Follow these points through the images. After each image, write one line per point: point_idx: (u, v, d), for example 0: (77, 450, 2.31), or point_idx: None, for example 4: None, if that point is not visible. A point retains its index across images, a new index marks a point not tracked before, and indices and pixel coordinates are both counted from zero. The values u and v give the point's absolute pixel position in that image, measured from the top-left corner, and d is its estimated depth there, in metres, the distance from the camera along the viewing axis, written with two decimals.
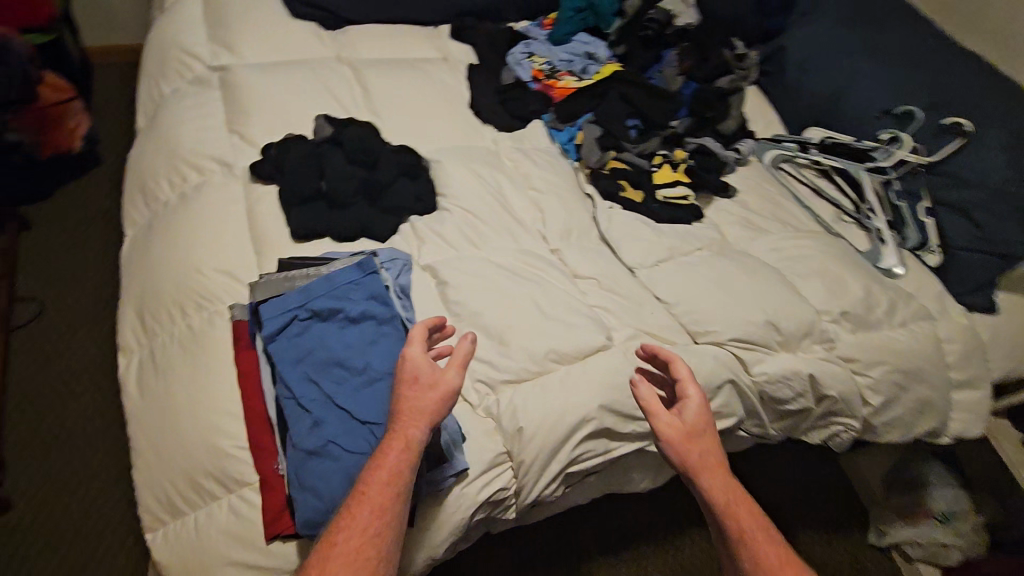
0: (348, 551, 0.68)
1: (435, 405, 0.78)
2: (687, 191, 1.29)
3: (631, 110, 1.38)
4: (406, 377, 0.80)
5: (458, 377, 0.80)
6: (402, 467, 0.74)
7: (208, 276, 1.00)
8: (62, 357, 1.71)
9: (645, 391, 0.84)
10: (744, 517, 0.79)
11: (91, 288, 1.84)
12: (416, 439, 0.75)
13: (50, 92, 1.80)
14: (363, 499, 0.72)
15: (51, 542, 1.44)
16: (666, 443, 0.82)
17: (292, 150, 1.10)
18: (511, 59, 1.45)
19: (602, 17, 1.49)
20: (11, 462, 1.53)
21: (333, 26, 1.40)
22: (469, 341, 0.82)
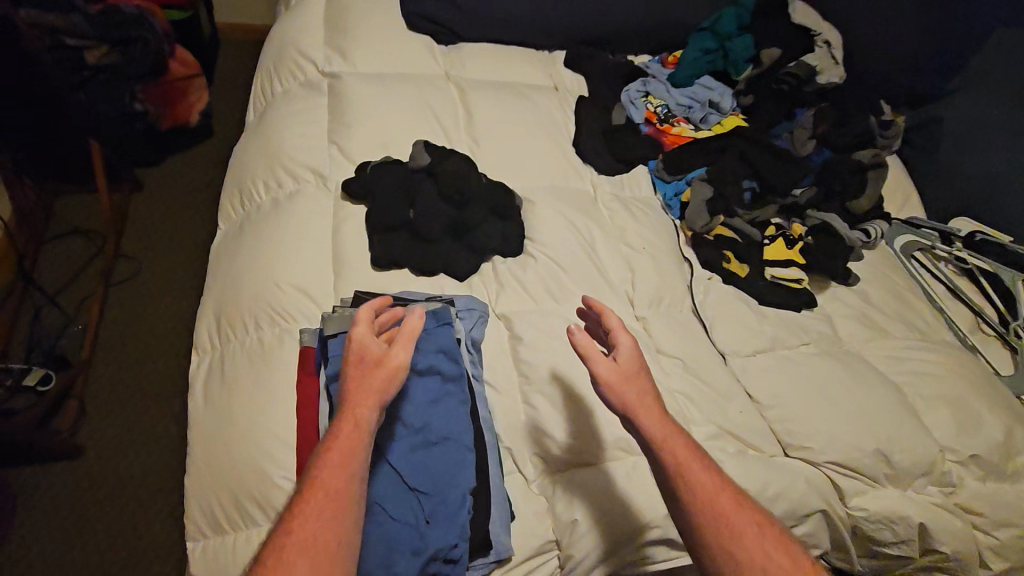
0: (303, 539, 0.62)
1: (385, 381, 0.74)
2: (802, 273, 1.15)
3: (749, 170, 1.24)
4: (352, 360, 0.76)
5: (406, 353, 0.77)
6: (355, 451, 0.69)
7: (284, 292, 0.99)
8: (149, 318, 1.80)
9: (583, 336, 0.79)
10: (686, 455, 0.74)
11: (185, 255, 1.93)
12: (367, 419, 0.72)
13: (178, 66, 1.89)
14: (315, 485, 0.66)
15: (117, 493, 1.56)
16: (604, 384, 0.78)
17: (387, 173, 1.06)
18: (625, 97, 1.35)
19: (734, 63, 1.34)
20: (91, 412, 1.64)
21: (448, 41, 1.36)
22: (417, 315, 0.80)
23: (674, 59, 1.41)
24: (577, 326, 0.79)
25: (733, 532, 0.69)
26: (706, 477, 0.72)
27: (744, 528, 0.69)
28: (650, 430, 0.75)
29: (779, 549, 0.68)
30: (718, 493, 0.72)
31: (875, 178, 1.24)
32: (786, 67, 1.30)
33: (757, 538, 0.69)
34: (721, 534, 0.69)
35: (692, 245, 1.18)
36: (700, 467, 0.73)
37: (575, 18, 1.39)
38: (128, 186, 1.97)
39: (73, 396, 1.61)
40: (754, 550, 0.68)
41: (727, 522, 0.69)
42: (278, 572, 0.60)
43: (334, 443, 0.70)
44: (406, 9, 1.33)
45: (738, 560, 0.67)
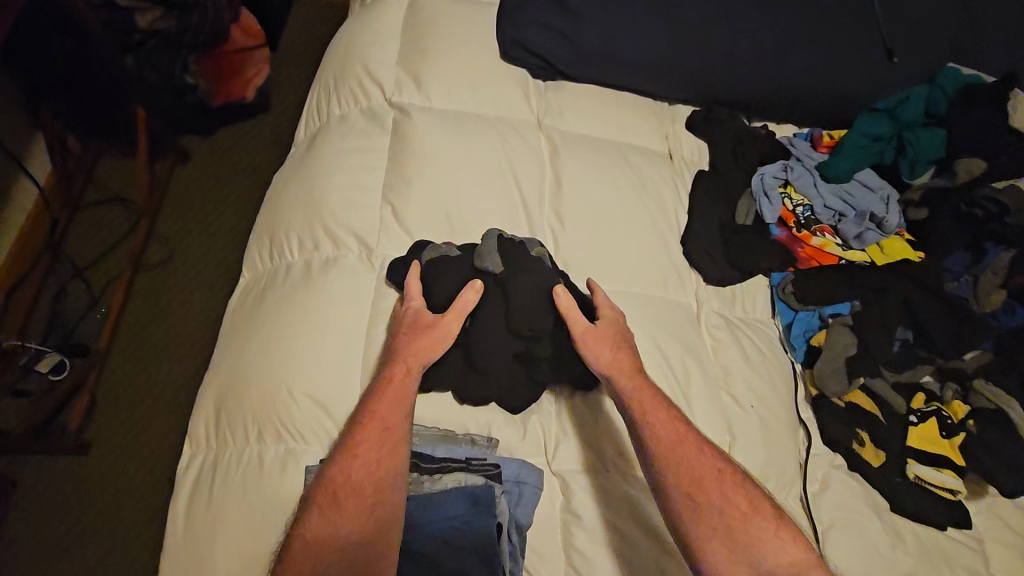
0: (363, 464, 0.71)
1: (435, 336, 0.79)
2: (959, 481, 0.87)
3: (907, 318, 0.95)
4: (406, 324, 0.81)
5: (455, 321, 0.81)
6: (408, 391, 0.76)
7: (298, 404, 0.80)
8: (179, 310, 1.60)
9: (566, 295, 0.82)
10: (651, 406, 0.78)
11: (225, 242, 1.70)
12: (417, 364, 0.78)
13: (241, 36, 1.69)
14: (373, 419, 0.73)
15: (115, 505, 1.40)
16: (579, 341, 0.81)
17: (444, 271, 0.84)
18: (758, 185, 1.05)
19: (914, 159, 1.03)
20: (101, 405, 1.49)
21: (547, 78, 1.09)
22: (474, 293, 0.82)
23: (828, 141, 1.11)
24: (559, 287, 0.83)
25: (694, 476, 0.74)
26: (670, 428, 0.76)
27: (704, 471, 0.74)
28: (628, 386, 0.79)
29: (738, 495, 0.74)
30: (682, 440, 0.76)
31: None
32: (989, 189, 0.98)
33: (716, 484, 0.74)
34: (680, 474, 0.74)
35: (813, 408, 0.92)
36: (665, 413, 0.78)
37: (714, 71, 1.09)
38: (173, 156, 1.72)
39: (84, 392, 1.45)
40: (712, 492, 0.73)
41: (693, 466, 0.74)
42: (346, 491, 0.70)
43: (388, 383, 0.76)
44: (504, 33, 1.07)
45: (696, 506, 0.72)
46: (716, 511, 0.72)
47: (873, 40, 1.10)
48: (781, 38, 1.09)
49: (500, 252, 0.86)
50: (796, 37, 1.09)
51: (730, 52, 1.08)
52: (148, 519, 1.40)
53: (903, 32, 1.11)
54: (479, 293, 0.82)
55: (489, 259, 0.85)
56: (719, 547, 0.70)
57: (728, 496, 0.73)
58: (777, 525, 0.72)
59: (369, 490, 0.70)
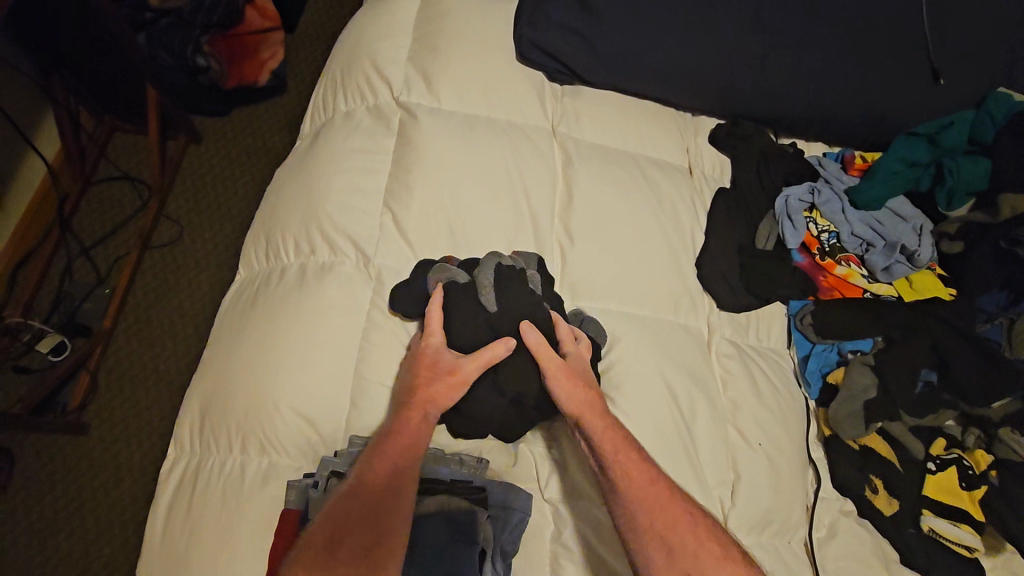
0: (364, 507, 0.65)
1: (452, 386, 0.75)
2: (976, 538, 0.82)
3: (933, 359, 0.90)
4: (424, 365, 0.76)
5: (477, 370, 0.77)
6: (420, 436, 0.72)
7: (282, 416, 0.77)
8: (180, 292, 1.53)
9: (534, 330, 0.79)
10: (620, 445, 0.74)
11: (232, 224, 1.62)
12: (433, 415, 0.74)
13: (256, 17, 1.63)
14: (379, 459, 0.69)
15: (113, 484, 1.33)
16: (549, 380, 0.76)
17: (463, 310, 0.80)
18: (782, 207, 0.99)
19: (953, 189, 0.96)
20: (100, 386, 1.41)
21: (564, 82, 1.04)
22: (505, 348, 0.77)
23: (861, 164, 1.04)
24: (527, 325, 0.79)
25: (666, 521, 0.70)
26: (641, 467, 0.73)
27: (676, 514, 0.71)
28: (592, 429, 0.74)
29: (708, 538, 0.70)
30: (651, 486, 0.72)
31: None
32: None
33: (687, 527, 0.71)
34: (645, 521, 0.70)
35: (825, 448, 0.87)
36: (633, 454, 0.73)
37: (744, 84, 1.03)
38: (183, 136, 1.64)
39: (85, 371, 1.37)
40: (684, 540, 0.69)
41: (663, 510, 0.71)
42: (342, 536, 0.63)
43: (401, 427, 0.72)
44: (523, 33, 1.01)
45: (670, 546, 0.69)
46: (691, 556, 0.69)
47: (916, 58, 1.03)
48: (817, 52, 1.02)
49: (497, 287, 0.81)
50: (833, 51, 1.02)
51: (761, 66, 1.02)
52: (142, 501, 1.33)
53: (949, 50, 1.03)
54: (512, 350, 0.78)
55: (486, 295, 0.80)
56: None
57: (701, 539, 0.70)
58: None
59: (366, 534, 0.63)
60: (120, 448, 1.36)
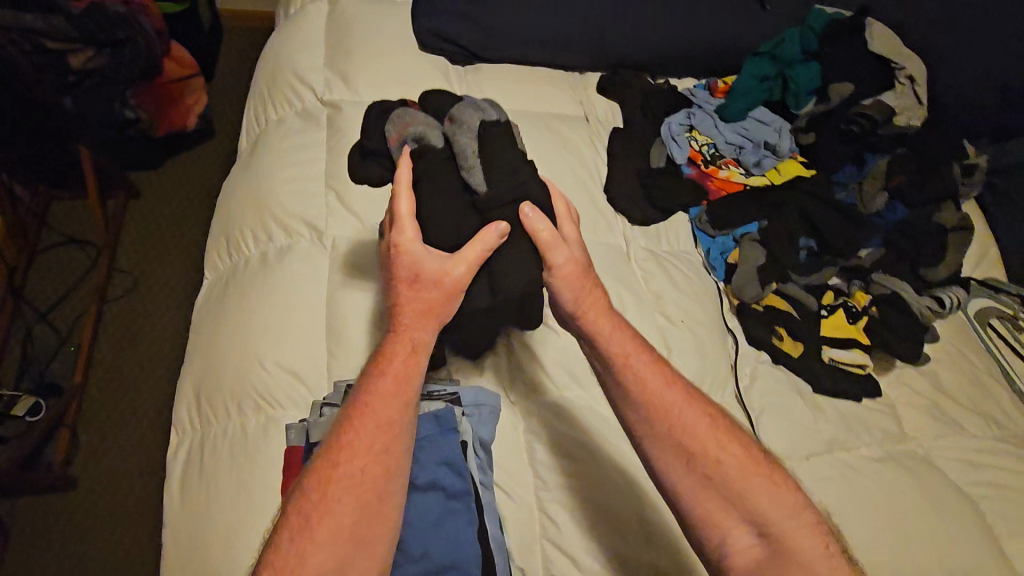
0: (349, 472, 0.65)
1: (443, 298, 0.72)
2: (866, 357, 1.00)
3: (808, 228, 1.09)
4: (406, 275, 0.72)
5: (467, 274, 0.73)
6: (410, 375, 0.70)
7: (270, 373, 0.87)
8: (147, 335, 1.56)
9: (535, 215, 0.74)
10: (625, 339, 0.75)
11: (185, 262, 1.67)
12: (422, 343, 0.72)
13: (174, 67, 1.68)
14: (366, 413, 0.67)
15: (112, 527, 1.34)
16: (556, 278, 0.76)
17: (439, 204, 0.76)
18: (666, 132, 1.17)
19: (797, 91, 1.16)
20: (82, 436, 1.42)
21: (465, 62, 1.19)
22: (496, 232, 0.74)
23: (723, 87, 1.24)
24: (527, 206, 0.74)
25: (682, 426, 0.71)
26: (655, 372, 0.73)
27: (694, 419, 0.71)
28: (593, 330, 0.76)
29: (731, 442, 0.71)
30: (670, 390, 0.73)
31: (956, 244, 1.08)
32: (858, 106, 1.14)
33: (710, 433, 0.71)
34: (665, 428, 0.71)
35: (739, 315, 1.03)
36: (646, 357, 0.74)
37: (616, 38, 1.22)
38: (123, 192, 1.70)
39: (66, 425, 1.38)
40: (711, 451, 0.70)
41: (683, 419, 0.71)
42: (326, 508, 0.63)
43: (387, 369, 0.70)
44: (421, 25, 1.17)
45: (688, 449, 0.70)
46: (712, 461, 0.69)
47: None
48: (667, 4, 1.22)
49: (485, 165, 0.78)
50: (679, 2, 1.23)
51: (624, 23, 1.22)
52: (144, 537, 1.34)
53: None
54: (501, 238, 0.74)
55: (472, 173, 0.77)
56: (714, 501, 0.68)
57: (722, 443, 0.70)
58: (785, 490, 0.68)
59: (352, 504, 0.64)
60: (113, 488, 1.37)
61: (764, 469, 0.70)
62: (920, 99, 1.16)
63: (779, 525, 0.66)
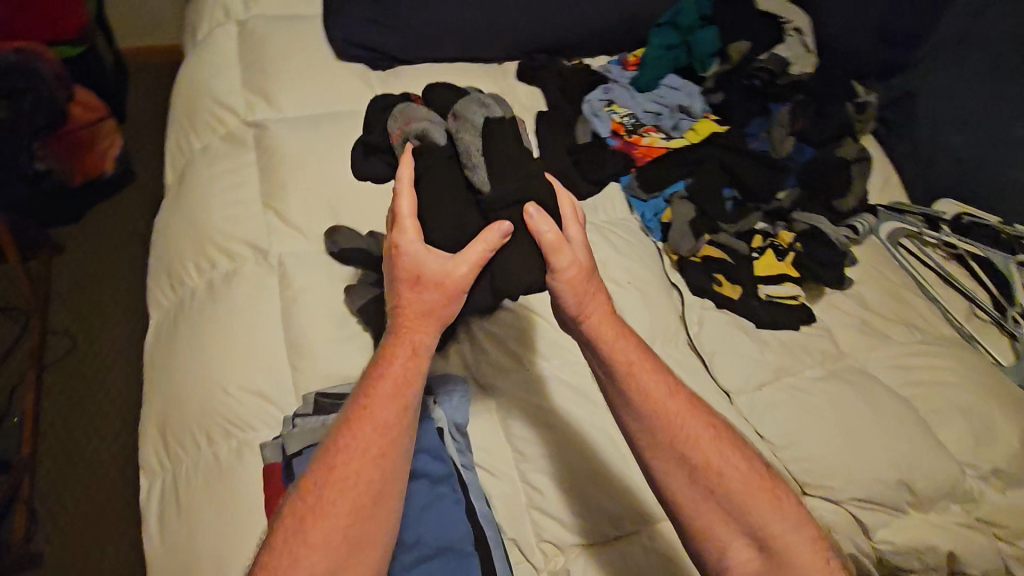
0: (345, 476, 0.65)
1: (444, 300, 0.71)
2: (797, 288, 1.09)
3: (730, 179, 1.16)
4: (407, 274, 0.71)
5: (468, 275, 0.72)
6: (411, 379, 0.69)
7: (235, 397, 0.87)
8: (95, 393, 1.48)
9: (541, 218, 0.73)
10: (632, 345, 0.75)
11: (127, 311, 1.59)
12: (423, 346, 0.71)
13: (81, 111, 1.60)
14: (365, 415, 0.67)
15: None
16: (561, 283, 0.74)
17: (442, 199, 0.80)
18: (588, 109, 1.24)
19: (700, 55, 1.25)
20: (41, 511, 1.33)
21: (384, 66, 1.21)
22: (498, 233, 0.74)
23: (634, 60, 1.32)
24: (532, 207, 0.73)
25: (685, 437, 0.72)
26: (658, 382, 0.74)
27: (697, 430, 0.73)
28: (599, 338, 0.75)
29: (734, 454, 0.73)
30: (673, 400, 0.74)
31: (858, 174, 1.19)
32: (757, 60, 1.22)
33: (713, 446, 0.72)
34: (670, 440, 0.72)
35: (679, 269, 1.11)
36: (649, 365, 0.75)
37: (528, 26, 1.26)
38: (47, 249, 1.59)
39: (21, 501, 1.28)
40: (716, 464, 0.71)
41: (687, 429, 0.73)
42: (322, 511, 0.64)
43: (387, 373, 0.69)
44: (335, 37, 1.19)
45: (691, 462, 0.71)
46: (714, 473, 0.71)
47: None
48: None
49: (486, 164, 0.83)
50: None
51: (532, 10, 1.27)
52: None
53: None
54: (505, 237, 0.75)
55: (476, 169, 0.83)
56: (715, 513, 0.70)
57: (725, 455, 0.72)
58: (784, 503, 0.71)
59: (347, 509, 0.64)
60: (83, 558, 1.30)
61: (764, 481, 0.72)
62: (813, 44, 1.25)
63: (775, 535, 0.68)
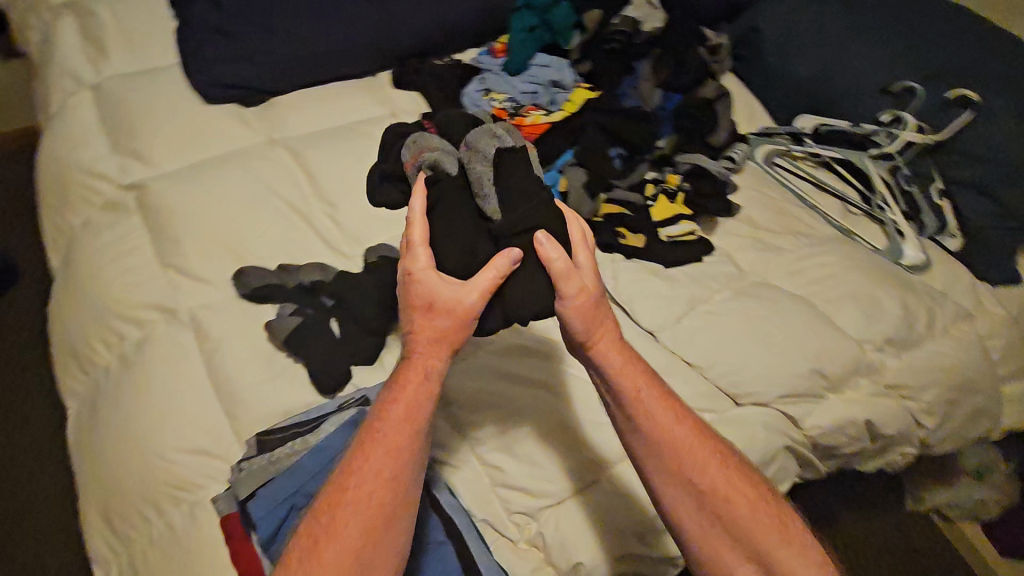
0: (358, 498, 0.68)
1: (457, 326, 0.74)
2: (693, 224, 1.18)
3: (612, 139, 1.24)
4: (419, 300, 0.74)
5: (479, 301, 0.74)
6: (420, 404, 0.73)
7: (175, 461, 0.84)
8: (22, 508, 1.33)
9: (551, 245, 0.73)
10: (641, 378, 0.79)
11: (41, 413, 1.45)
12: (435, 371, 0.74)
13: None
14: (378, 438, 0.71)
15: None
16: (566, 307, 0.76)
17: (452, 229, 0.84)
18: (468, 102, 1.28)
19: (561, 30, 1.33)
20: None
21: (254, 101, 1.21)
22: (506, 259, 0.75)
23: (501, 47, 1.37)
24: (541, 234, 0.73)
25: (693, 466, 0.77)
26: (668, 412, 0.78)
27: (706, 459, 0.78)
28: (608, 371, 0.79)
29: (743, 483, 0.78)
30: (679, 428, 0.79)
31: (723, 109, 1.29)
32: (612, 25, 1.33)
33: (720, 474, 0.77)
34: (677, 466, 0.77)
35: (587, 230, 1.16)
36: (657, 395, 0.79)
37: (390, 34, 1.29)
38: None
39: None
40: (724, 489, 0.76)
41: (693, 458, 0.77)
42: (336, 531, 0.67)
43: (399, 398, 0.73)
44: (199, 81, 1.17)
45: (699, 490, 0.76)
46: (721, 500, 0.76)
47: None
48: None
49: (498, 194, 0.86)
50: None
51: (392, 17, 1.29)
52: None
53: None
54: (514, 264, 0.76)
55: (486, 199, 0.86)
56: (723, 540, 0.75)
57: (732, 482, 0.77)
58: (792, 529, 0.75)
59: (359, 530, 0.67)
60: None
61: (772, 507, 0.76)
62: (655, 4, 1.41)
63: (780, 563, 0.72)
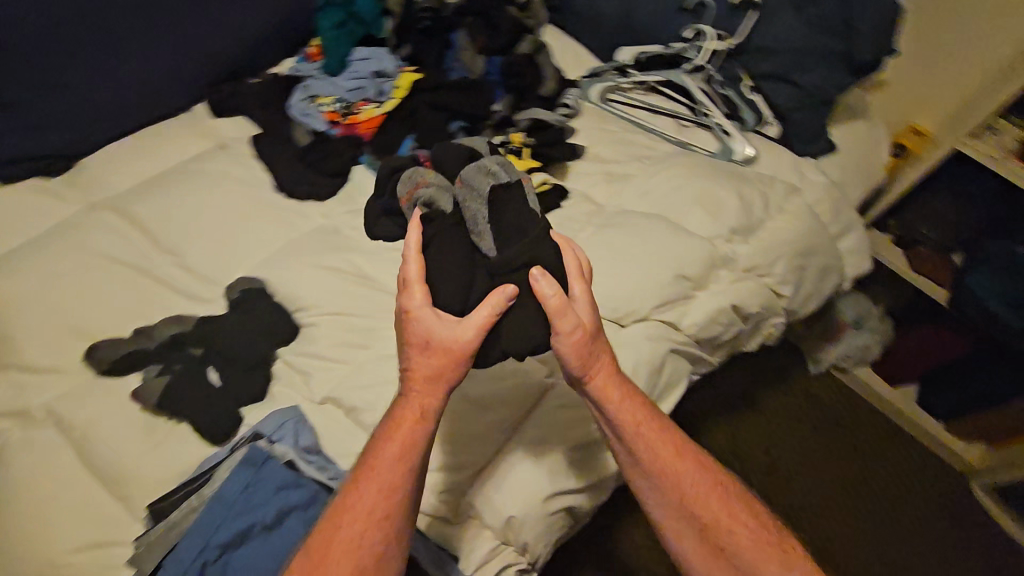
0: (349, 536, 0.70)
1: (450, 365, 0.75)
2: (544, 175, 1.21)
3: (448, 113, 1.25)
4: (415, 338, 0.76)
5: (475, 339, 0.75)
6: (416, 440, 0.75)
7: (67, 563, 0.78)
8: None
9: (546, 283, 0.75)
10: (641, 414, 0.83)
11: None
12: (431, 410, 0.76)
13: None
14: (371, 476, 0.73)
15: None
16: (563, 343, 0.77)
17: (447, 267, 0.83)
18: (295, 112, 1.25)
19: (370, 22, 1.31)
20: None
21: (64, 167, 1.15)
22: (502, 296, 0.76)
23: (315, 50, 1.35)
24: (535, 270, 0.75)
25: (693, 496, 0.80)
26: (668, 444, 0.82)
27: (706, 490, 0.81)
28: (608, 408, 0.82)
29: (747, 518, 0.80)
30: (680, 458, 0.82)
31: (545, 60, 1.34)
32: (418, 4, 1.33)
33: (721, 505, 0.80)
34: (678, 496, 0.80)
35: None
36: (656, 429, 0.83)
37: (194, 66, 1.24)
38: None
39: None
40: (725, 518, 0.79)
41: (690, 483, 0.81)
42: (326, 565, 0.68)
43: (394, 434, 0.75)
44: None
45: (701, 522, 0.79)
46: (725, 531, 0.78)
47: None
48: None
49: (495, 232, 0.87)
50: None
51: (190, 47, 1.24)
52: None
53: None
54: (508, 300, 0.76)
55: (482, 240, 0.87)
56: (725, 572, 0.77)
57: (736, 516, 0.79)
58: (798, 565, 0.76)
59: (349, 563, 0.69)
60: None
61: (773, 538, 0.78)
62: None
63: None
